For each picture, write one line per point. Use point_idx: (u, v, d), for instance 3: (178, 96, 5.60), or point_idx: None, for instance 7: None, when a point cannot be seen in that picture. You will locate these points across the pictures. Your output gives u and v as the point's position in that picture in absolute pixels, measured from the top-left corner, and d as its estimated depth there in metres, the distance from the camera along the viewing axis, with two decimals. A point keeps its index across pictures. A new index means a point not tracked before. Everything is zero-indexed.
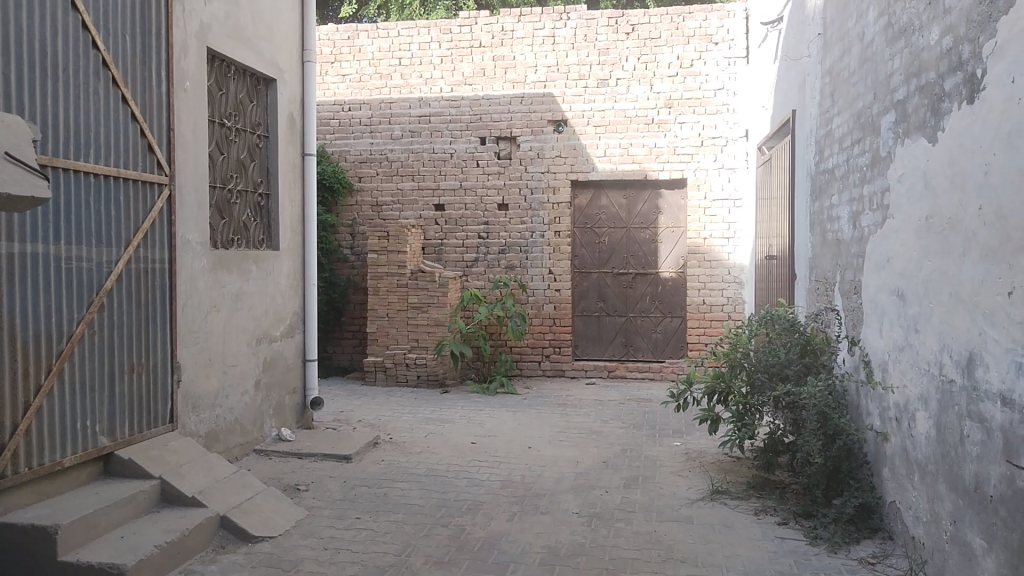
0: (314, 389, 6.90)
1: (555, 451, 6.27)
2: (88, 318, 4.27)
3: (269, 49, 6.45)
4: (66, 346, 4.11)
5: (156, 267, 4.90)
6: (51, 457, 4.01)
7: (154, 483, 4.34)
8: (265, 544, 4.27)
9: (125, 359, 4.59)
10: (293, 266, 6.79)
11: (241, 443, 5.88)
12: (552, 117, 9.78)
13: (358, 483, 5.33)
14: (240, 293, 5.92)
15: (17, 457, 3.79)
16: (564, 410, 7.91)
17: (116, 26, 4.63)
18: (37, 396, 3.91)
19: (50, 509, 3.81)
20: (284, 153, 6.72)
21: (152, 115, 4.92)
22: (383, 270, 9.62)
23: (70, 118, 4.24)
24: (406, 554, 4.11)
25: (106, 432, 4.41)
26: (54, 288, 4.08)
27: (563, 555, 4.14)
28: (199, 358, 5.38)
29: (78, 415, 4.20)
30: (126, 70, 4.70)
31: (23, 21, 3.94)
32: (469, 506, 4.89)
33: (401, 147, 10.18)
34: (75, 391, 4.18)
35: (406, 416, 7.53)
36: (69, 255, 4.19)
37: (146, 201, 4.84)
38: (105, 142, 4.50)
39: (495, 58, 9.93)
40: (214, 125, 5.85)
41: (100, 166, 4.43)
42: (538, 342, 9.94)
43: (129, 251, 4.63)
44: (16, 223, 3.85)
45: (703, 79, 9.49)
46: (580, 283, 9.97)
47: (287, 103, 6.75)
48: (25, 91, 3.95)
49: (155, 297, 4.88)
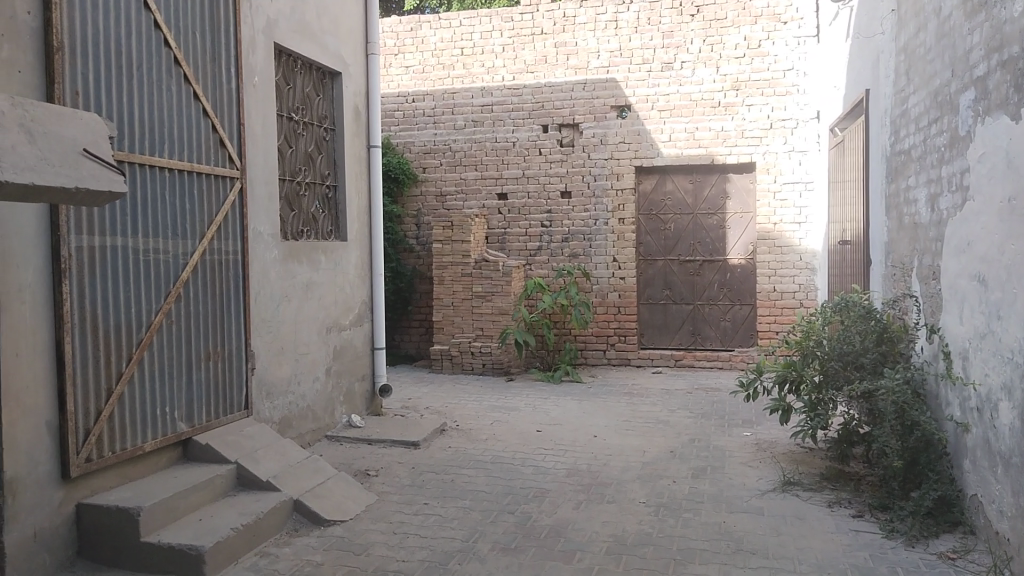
0: (382, 377, 7.02)
1: (621, 440, 6.23)
2: (166, 308, 4.44)
3: (334, 43, 6.55)
4: (145, 336, 4.28)
5: (229, 259, 5.05)
6: (133, 442, 4.18)
7: (230, 468, 4.49)
8: (337, 528, 4.37)
9: (201, 348, 4.75)
10: (360, 256, 6.90)
11: (313, 429, 6.03)
12: (615, 103, 9.66)
13: (426, 470, 5.41)
14: (310, 283, 6.05)
15: (101, 442, 3.97)
16: (630, 399, 7.84)
17: (187, 25, 4.77)
18: (119, 383, 4.09)
19: (133, 492, 3.98)
20: (350, 145, 6.82)
21: (224, 111, 5.07)
22: (448, 259, 9.69)
23: (145, 115, 4.39)
24: (473, 540, 4.15)
25: (184, 418, 4.58)
26: (133, 280, 4.24)
27: (630, 545, 4.11)
28: (272, 347, 5.53)
29: (157, 402, 4.37)
30: (197, 67, 4.84)
31: (99, 22, 4.09)
32: (536, 494, 4.91)
33: (464, 136, 10.23)
34: (154, 379, 4.35)
35: (473, 404, 7.59)
36: (147, 248, 4.35)
37: (219, 194, 4.99)
38: (179, 138, 4.65)
39: (556, 45, 9.86)
40: (282, 119, 5.98)
41: (174, 161, 4.58)
42: (604, 330, 9.88)
43: (204, 244, 4.78)
44: (97, 217, 4.01)
45: (771, 60, 9.24)
46: (645, 271, 9.85)
47: (352, 96, 6.85)
48: (103, 90, 4.12)
49: (230, 288, 5.04)
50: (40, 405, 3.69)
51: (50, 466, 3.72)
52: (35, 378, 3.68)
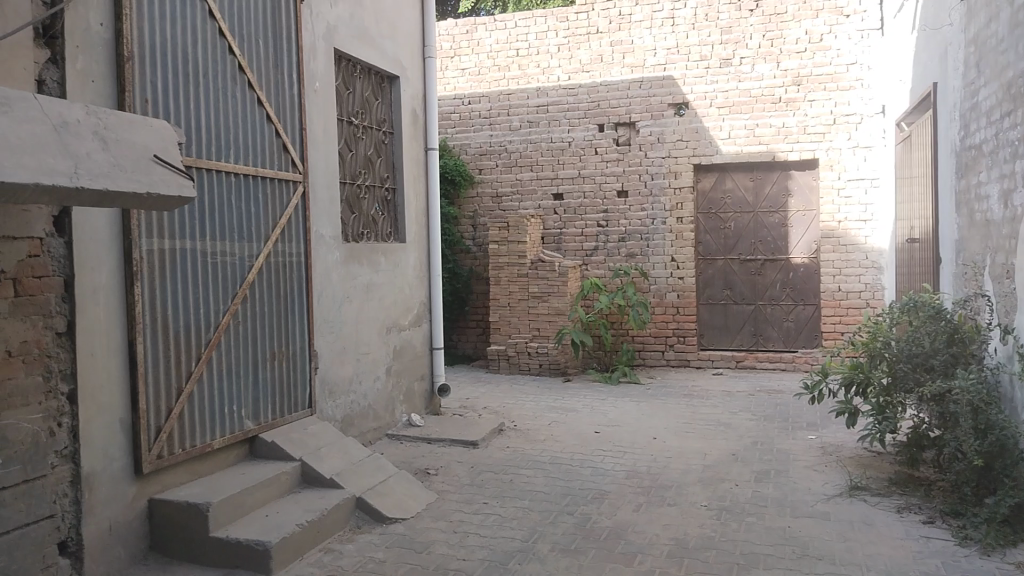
0: (441, 376, 7.08)
1: (681, 442, 6.15)
2: (232, 309, 4.56)
3: (391, 47, 6.64)
4: (213, 336, 4.41)
5: (293, 261, 5.16)
6: (203, 439, 4.31)
7: (295, 465, 4.59)
8: (399, 525, 4.43)
9: (267, 348, 4.87)
10: (419, 257, 6.98)
11: (374, 428, 6.12)
12: (672, 101, 9.55)
13: (485, 469, 5.44)
14: (370, 284, 6.15)
15: (172, 439, 4.10)
16: (690, 401, 7.74)
17: (251, 32, 4.90)
18: (189, 382, 4.22)
19: (203, 488, 4.10)
20: (408, 148, 6.90)
21: (286, 117, 5.18)
22: (504, 260, 9.72)
23: (211, 121, 4.52)
24: (533, 540, 4.16)
25: (251, 416, 4.70)
26: (201, 282, 4.37)
27: (692, 548, 4.05)
28: (334, 347, 5.64)
29: (225, 401, 4.50)
30: (261, 74, 4.96)
31: (167, 32, 4.23)
32: (596, 495, 4.89)
33: (520, 137, 10.25)
34: (222, 378, 4.47)
35: (531, 404, 7.59)
36: (214, 251, 4.48)
37: (282, 197, 5.10)
38: (244, 143, 4.78)
39: (612, 43, 9.80)
40: (342, 123, 6.08)
41: (240, 166, 4.70)
42: (662, 331, 9.77)
43: (268, 246, 4.90)
44: (167, 221, 4.15)
45: (833, 54, 9.01)
46: (705, 270, 9.70)
47: (409, 99, 6.94)
48: (172, 98, 4.25)
49: (293, 289, 5.15)
50: (115, 403, 3.83)
51: (124, 462, 3.86)
52: (110, 377, 3.82)
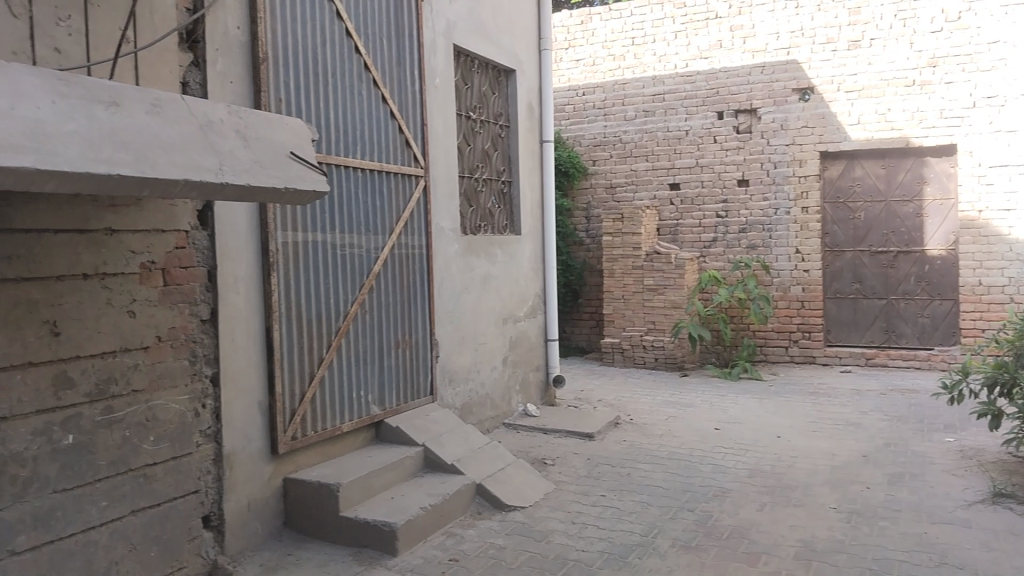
0: (556, 368, 7.12)
1: (806, 441, 5.93)
2: (359, 299, 4.74)
3: (508, 41, 6.70)
4: (342, 325, 4.60)
5: (415, 253, 5.31)
6: (333, 423, 4.51)
7: (418, 450, 4.73)
8: (518, 514, 4.49)
9: (392, 336, 5.05)
10: (534, 249, 7.03)
11: (492, 417, 6.22)
12: (796, 86, 9.18)
13: (602, 462, 5.43)
14: (487, 276, 6.25)
15: (305, 421, 4.32)
16: (815, 399, 7.44)
17: (375, 32, 5.06)
18: (320, 368, 4.43)
19: (333, 469, 4.30)
20: (524, 141, 6.95)
21: (408, 112, 5.33)
22: (619, 251, 9.64)
23: (339, 119, 4.71)
24: (653, 535, 4.12)
25: (376, 402, 4.88)
26: (331, 273, 4.57)
27: (820, 551, 3.91)
28: (454, 337, 5.77)
29: (353, 387, 4.69)
30: (385, 72, 5.12)
31: (298, 34, 4.43)
32: (716, 492, 4.79)
33: (635, 127, 10.12)
34: (350, 364, 4.67)
35: (647, 398, 7.51)
36: (343, 243, 4.67)
37: (405, 190, 5.25)
38: (369, 139, 4.94)
39: (731, 29, 9.51)
40: (461, 117, 6.19)
41: (366, 162, 4.87)
42: (785, 326, 9.42)
43: (392, 238, 5.06)
44: (300, 215, 4.36)
45: (974, 32, 8.40)
46: (831, 263, 9.29)
47: (526, 92, 6.98)
48: (303, 98, 4.45)
49: (416, 280, 5.30)
50: (253, 386, 4.06)
51: (261, 442, 4.09)
52: (250, 362, 4.06)
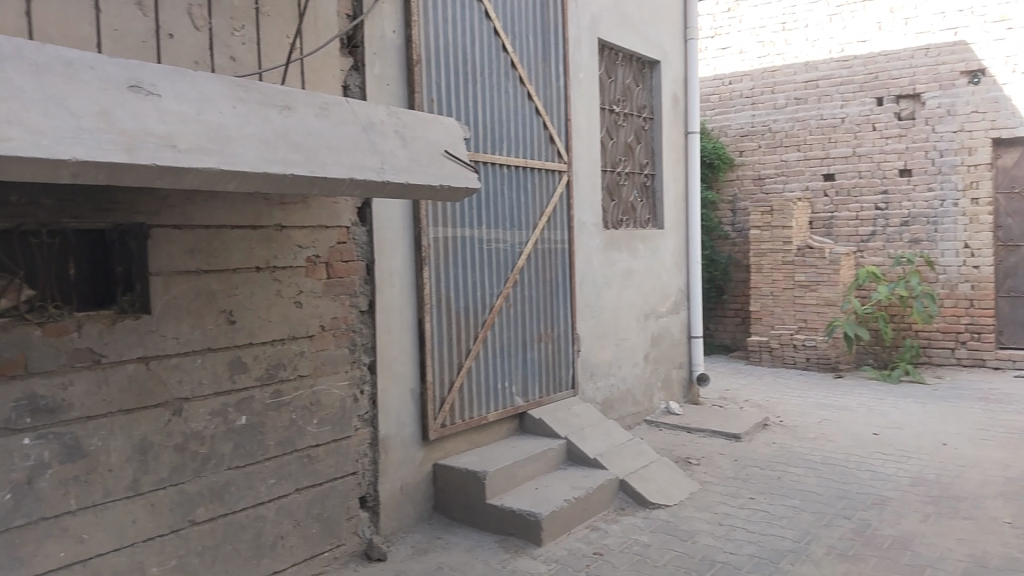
0: (700, 365, 6.97)
1: (978, 451, 5.49)
2: (504, 292, 4.84)
3: (653, 32, 6.60)
4: (488, 318, 4.72)
5: (558, 247, 5.35)
6: (479, 412, 4.64)
7: (561, 443, 4.78)
8: (662, 512, 4.44)
9: (535, 330, 5.12)
10: (678, 244, 6.91)
11: (634, 413, 6.19)
12: (966, 67, 8.48)
13: (750, 463, 5.26)
14: (630, 271, 6.20)
15: (453, 410, 4.46)
16: (986, 405, 6.87)
17: (522, 29, 5.13)
18: (468, 359, 4.57)
19: (479, 457, 4.42)
20: (668, 133, 6.83)
21: (553, 108, 5.37)
22: (767, 246, 9.30)
23: (487, 116, 4.81)
24: (806, 541, 3.96)
25: (520, 394, 4.98)
26: (478, 267, 4.69)
27: (994, 569, 3.61)
28: (596, 331, 5.77)
29: (499, 378, 4.81)
30: (530, 69, 5.18)
31: (448, 35, 4.56)
32: (875, 500, 4.53)
33: (785, 116, 9.71)
34: (495, 356, 4.78)
35: (797, 399, 7.21)
36: (489, 238, 4.78)
37: (550, 185, 5.31)
38: (515, 136, 5.02)
39: (892, 8, 8.91)
40: (605, 111, 6.17)
41: (511, 158, 4.96)
42: (952, 327, 8.72)
43: (536, 233, 5.13)
44: (450, 211, 4.50)
45: None
46: (1006, 259, 8.53)
47: (670, 83, 6.85)
48: (453, 97, 4.59)
49: (558, 274, 5.35)
50: (407, 375, 4.25)
51: (413, 429, 4.27)
52: (403, 351, 4.24)
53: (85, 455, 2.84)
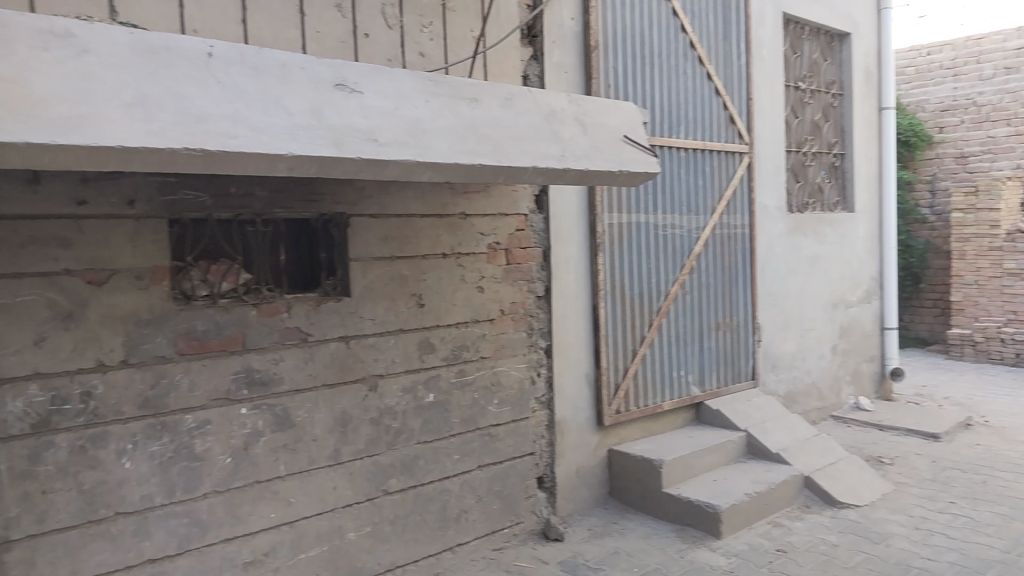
0: (893, 359, 6.51)
1: None
2: (681, 279, 4.76)
3: (844, 3, 6.19)
4: (663, 305, 4.66)
5: (738, 233, 5.18)
6: (654, 400, 4.61)
7: (741, 435, 4.64)
8: (851, 512, 4.20)
9: (712, 318, 5.00)
10: (869, 229, 6.47)
11: (819, 408, 5.89)
12: None
13: (951, 466, 4.85)
14: (815, 257, 5.88)
15: (628, 397, 4.47)
16: None
17: (702, 9, 4.98)
18: (643, 346, 4.55)
19: (656, 445, 4.40)
20: (860, 110, 6.38)
21: (734, 88, 5.19)
22: (971, 230, 8.50)
23: (664, 99, 4.73)
24: (1018, 553, 3.60)
25: (697, 383, 4.89)
26: (654, 253, 4.64)
27: None
28: (778, 321, 5.54)
29: (674, 366, 4.75)
30: (710, 49, 5.03)
31: (626, 19, 4.53)
32: None
33: (993, 87, 8.76)
34: (671, 343, 4.72)
35: (1006, 399, 6.54)
36: (665, 224, 4.71)
37: (729, 168, 5.14)
38: (693, 118, 4.90)
39: None
40: (789, 89, 5.87)
41: (690, 141, 4.85)
42: None
43: (714, 219, 4.99)
44: (626, 197, 4.48)
45: None
46: None
47: (862, 57, 6.40)
48: (631, 81, 4.55)
49: (737, 260, 5.17)
50: (582, 360, 4.29)
51: (589, 414, 4.32)
52: (578, 337, 4.29)
53: (294, 425, 3.11)
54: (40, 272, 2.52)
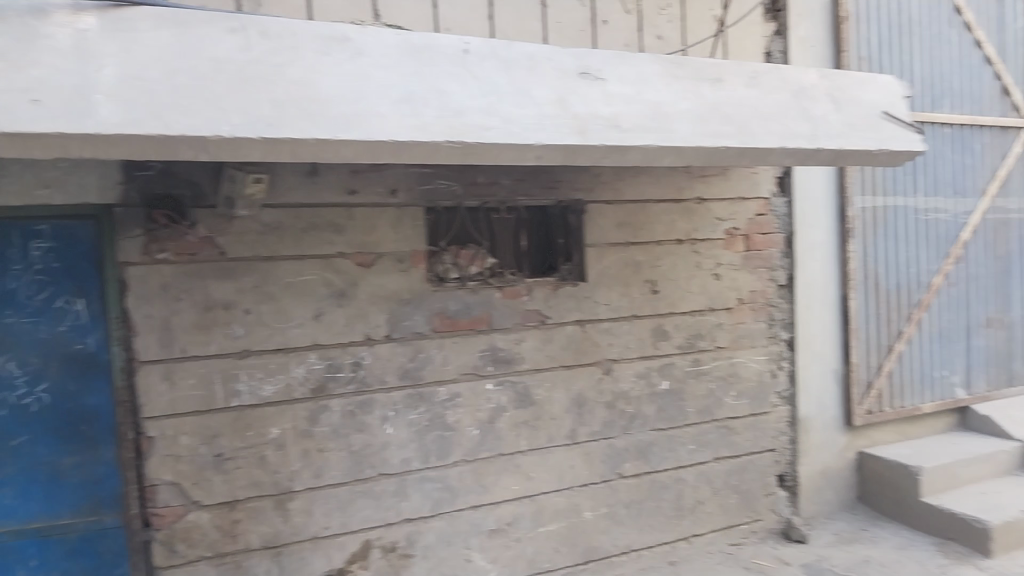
0: None
1: None
2: (945, 269, 4.31)
3: None
4: (924, 297, 4.27)
5: (1015, 217, 4.58)
6: (913, 401, 4.28)
7: (1017, 446, 4.12)
8: None
9: (982, 313, 4.48)
10: None
11: None
12: None
13: None
14: None
15: (882, 397, 4.18)
16: None
17: None
18: (899, 342, 4.22)
19: (912, 451, 4.06)
20: None
21: (1012, 53, 4.58)
22: None
23: (926, 70, 4.29)
24: None
25: (963, 384, 4.42)
26: (914, 240, 4.24)
27: None
28: None
29: (936, 364, 4.34)
30: (982, 11, 4.48)
31: None
32: None
33: None
34: (932, 340, 4.32)
35: None
36: (927, 208, 4.29)
37: (1005, 145, 4.55)
38: (961, 90, 4.40)
39: None
40: None
41: (957, 115, 4.35)
42: None
43: (987, 201, 4.44)
44: (882, 180, 4.16)
45: None
46: None
47: None
48: (886, 52, 4.18)
49: (1014, 249, 4.58)
50: (828, 354, 4.03)
51: (835, 412, 4.06)
52: (825, 329, 4.02)
53: (534, 403, 3.23)
54: (318, 255, 2.83)
